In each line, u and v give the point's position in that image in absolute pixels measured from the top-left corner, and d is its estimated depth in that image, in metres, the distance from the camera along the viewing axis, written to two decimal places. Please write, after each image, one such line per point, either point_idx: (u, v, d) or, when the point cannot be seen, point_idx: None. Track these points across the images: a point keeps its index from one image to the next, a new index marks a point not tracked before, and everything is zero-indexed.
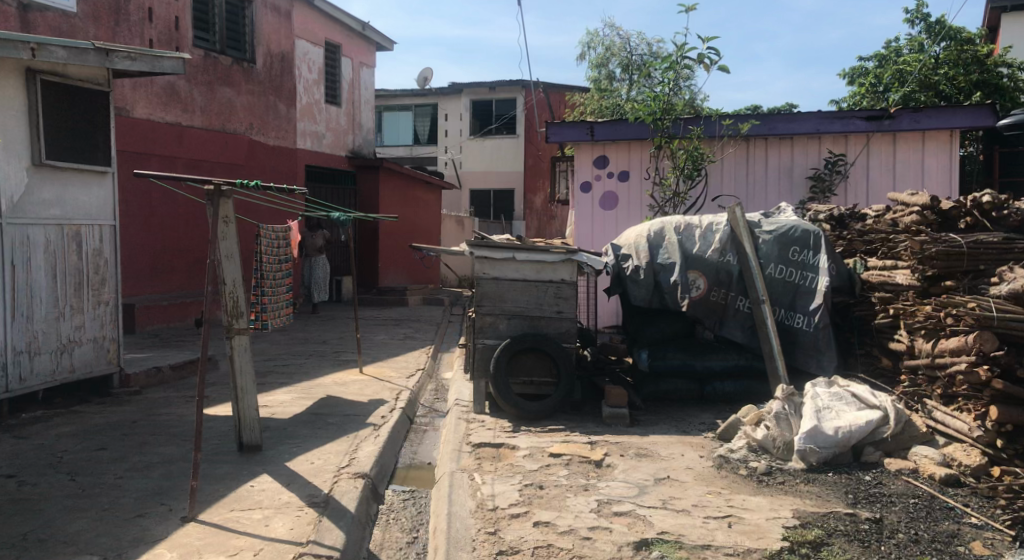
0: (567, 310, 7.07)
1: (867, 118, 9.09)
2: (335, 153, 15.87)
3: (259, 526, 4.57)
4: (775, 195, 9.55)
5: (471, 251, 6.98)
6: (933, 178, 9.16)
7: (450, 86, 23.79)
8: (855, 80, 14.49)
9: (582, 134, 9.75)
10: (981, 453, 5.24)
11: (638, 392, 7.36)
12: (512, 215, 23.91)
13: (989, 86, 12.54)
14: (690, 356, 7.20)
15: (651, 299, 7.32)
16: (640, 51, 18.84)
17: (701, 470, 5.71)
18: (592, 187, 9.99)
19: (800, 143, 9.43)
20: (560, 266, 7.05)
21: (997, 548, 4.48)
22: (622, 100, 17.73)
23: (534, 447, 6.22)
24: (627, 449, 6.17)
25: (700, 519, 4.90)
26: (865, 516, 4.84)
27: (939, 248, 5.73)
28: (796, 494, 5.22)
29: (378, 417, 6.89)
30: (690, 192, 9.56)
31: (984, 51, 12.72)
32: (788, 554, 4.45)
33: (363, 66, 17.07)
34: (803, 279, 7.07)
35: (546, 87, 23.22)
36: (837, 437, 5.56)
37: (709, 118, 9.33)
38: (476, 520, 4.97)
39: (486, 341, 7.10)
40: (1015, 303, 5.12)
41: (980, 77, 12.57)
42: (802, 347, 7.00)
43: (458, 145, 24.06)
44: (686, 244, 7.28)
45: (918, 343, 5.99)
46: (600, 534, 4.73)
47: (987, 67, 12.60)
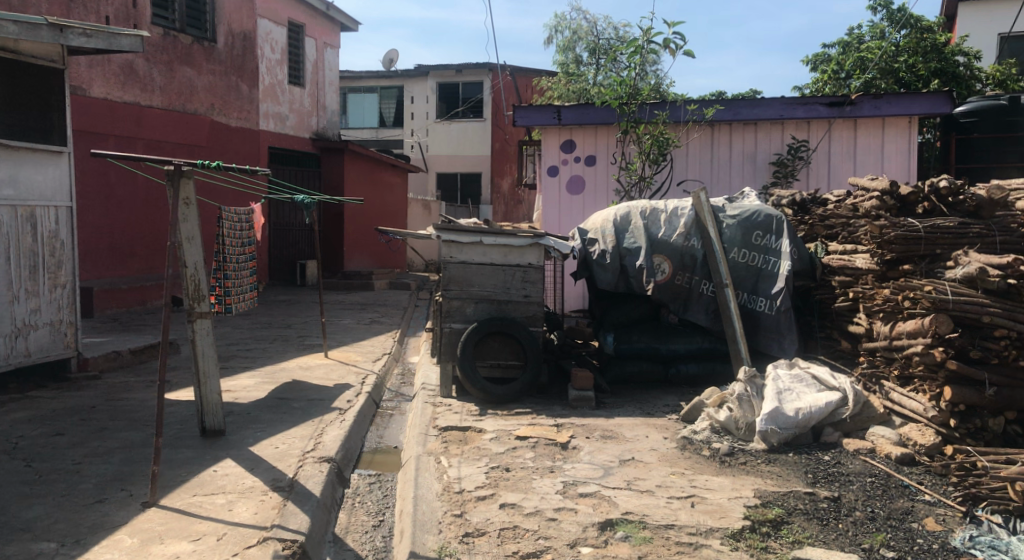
0: (535, 294, 7.06)
1: (828, 104, 9.21)
2: (299, 135, 15.62)
3: (222, 510, 4.53)
4: (739, 180, 9.63)
5: (438, 234, 6.94)
6: (893, 163, 9.32)
7: (416, 68, 23.51)
8: (817, 68, 14.67)
9: (549, 118, 9.60)
10: (936, 432, 5.40)
11: (604, 376, 7.38)
12: (479, 200, 23.89)
13: (946, 74, 12.79)
14: (655, 339, 7.30)
15: (618, 283, 7.35)
16: (607, 35, 18.80)
17: (665, 452, 5.81)
18: (560, 171, 9.82)
19: (764, 129, 9.51)
20: (527, 250, 7.04)
21: (949, 524, 4.64)
22: (588, 84, 17.65)
23: (501, 430, 6.24)
24: (593, 431, 6.24)
25: (664, 499, 4.98)
26: (823, 495, 4.96)
27: (898, 232, 5.83)
28: (758, 474, 5.34)
29: (344, 401, 6.85)
30: (656, 175, 9.56)
31: (942, 40, 12.93)
32: (749, 533, 4.54)
33: (326, 47, 16.81)
34: (765, 263, 7.18)
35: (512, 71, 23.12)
36: (797, 418, 5.71)
37: (675, 102, 9.35)
38: (442, 502, 4.99)
39: (453, 325, 7.05)
40: (969, 287, 5.26)
41: (938, 65, 12.78)
42: (764, 329, 7.11)
43: (424, 128, 23.83)
44: (652, 228, 7.32)
45: (876, 326, 6.12)
46: (566, 515, 4.78)
47: (945, 55, 12.85)
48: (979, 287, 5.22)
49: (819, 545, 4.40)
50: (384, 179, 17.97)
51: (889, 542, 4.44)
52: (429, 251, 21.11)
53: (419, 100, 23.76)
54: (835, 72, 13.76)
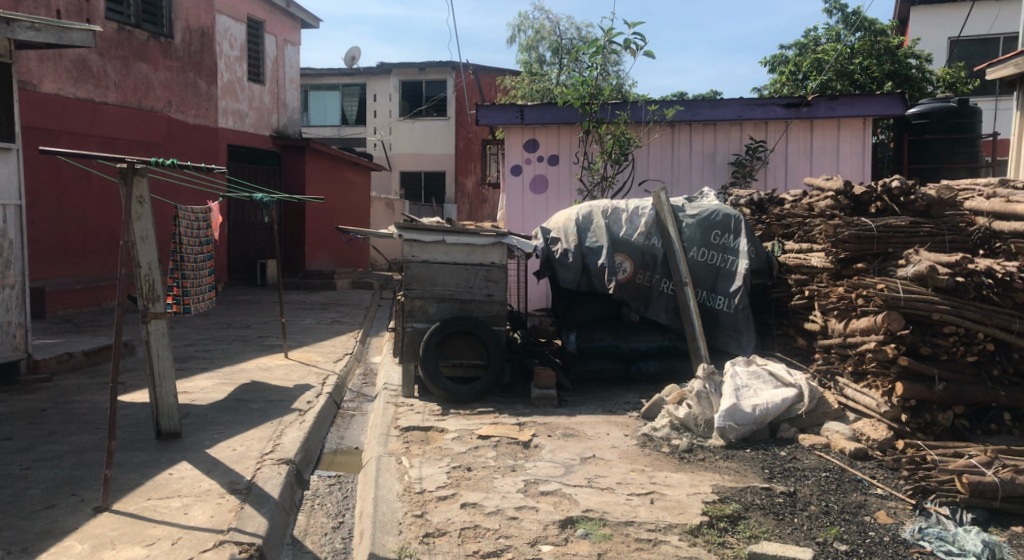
0: (497, 293, 7.06)
1: (785, 105, 9.35)
2: (259, 133, 15.42)
3: (178, 514, 4.47)
4: (699, 180, 9.74)
5: (400, 233, 6.91)
6: (848, 163, 9.49)
7: (379, 65, 23.42)
8: (775, 69, 14.87)
9: (512, 117, 9.59)
10: (888, 427, 5.50)
11: (566, 374, 7.42)
12: (443, 199, 23.82)
13: (899, 76, 13.06)
14: (617, 337, 7.35)
15: (580, 282, 7.40)
16: (569, 35, 18.89)
17: (626, 449, 5.85)
18: (523, 170, 9.82)
19: (722, 129, 9.63)
20: (490, 249, 7.03)
21: (900, 516, 4.75)
22: (552, 84, 17.23)
23: (463, 430, 6.23)
24: (555, 429, 6.27)
25: (624, 496, 5.03)
26: (779, 490, 5.05)
27: (851, 231, 5.93)
28: (716, 470, 5.41)
29: (304, 402, 6.79)
30: (618, 175, 9.63)
31: (895, 43, 13.20)
32: (707, 528, 4.60)
33: (287, 44, 16.63)
34: (723, 262, 7.28)
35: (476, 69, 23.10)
36: (754, 414, 5.80)
37: (636, 103, 9.42)
38: (403, 503, 4.97)
39: (415, 325, 7.03)
40: (919, 284, 5.37)
41: (892, 68, 13.05)
42: (723, 327, 7.20)
43: (387, 126, 23.65)
44: (613, 228, 7.36)
45: (831, 324, 6.25)
46: (527, 514, 4.80)
47: (898, 58, 13.11)
48: (929, 285, 5.32)
49: (774, 540, 4.47)
50: (347, 177, 17.84)
51: (841, 535, 4.53)
52: (393, 250, 21.01)
53: (382, 98, 23.67)
54: (792, 73, 13.89)
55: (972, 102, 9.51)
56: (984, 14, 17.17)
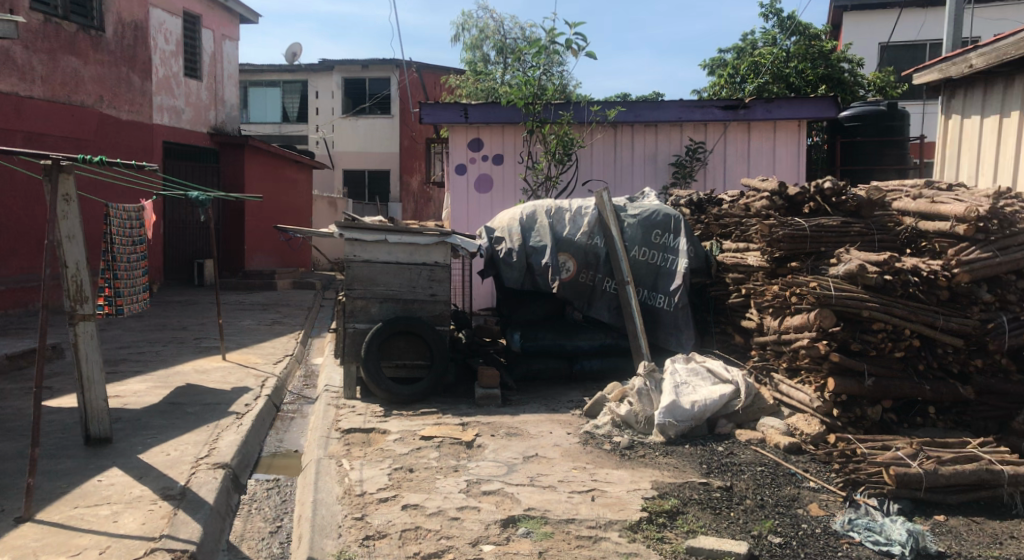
0: (441, 292, 7.02)
1: (723, 107, 9.54)
2: (196, 130, 15.07)
3: (107, 522, 4.32)
4: (641, 180, 9.87)
5: (341, 233, 6.81)
6: (783, 164, 9.74)
7: (320, 62, 23.13)
8: (714, 72, 15.16)
9: (456, 115, 9.56)
10: (820, 421, 5.67)
11: (510, 374, 7.43)
12: (387, 199, 23.56)
13: (832, 80, 13.44)
14: (561, 336, 7.39)
15: (524, 281, 7.40)
16: (514, 34, 18.95)
17: (568, 447, 5.89)
18: (467, 169, 9.82)
19: (663, 130, 9.77)
20: (433, 248, 6.99)
21: (831, 508, 4.88)
22: (496, 84, 17.32)
23: (405, 431, 6.19)
24: (498, 429, 6.27)
25: (565, 494, 5.06)
26: (717, 485, 5.14)
27: (785, 231, 6.08)
28: (655, 466, 5.49)
29: (242, 405, 6.65)
30: (561, 175, 9.66)
31: (829, 47, 13.54)
32: (646, 524, 4.66)
33: (225, 39, 16.28)
34: (664, 261, 7.39)
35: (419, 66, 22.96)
36: (693, 410, 5.91)
37: (578, 104, 9.49)
38: (343, 506, 4.91)
39: (357, 325, 6.95)
40: (850, 283, 5.53)
41: (825, 71, 13.41)
42: (663, 325, 7.31)
43: (328, 124, 23.38)
44: (556, 227, 7.39)
45: (767, 321, 6.40)
46: (468, 514, 4.79)
47: (832, 62, 13.47)
48: (859, 283, 5.49)
49: (711, 534, 4.54)
50: (287, 175, 17.54)
51: (776, 528, 4.63)
52: (334, 250, 20.71)
53: (324, 95, 23.39)
54: (730, 76, 14.14)
55: (903, 107, 9.74)
56: (911, 20, 17.77)
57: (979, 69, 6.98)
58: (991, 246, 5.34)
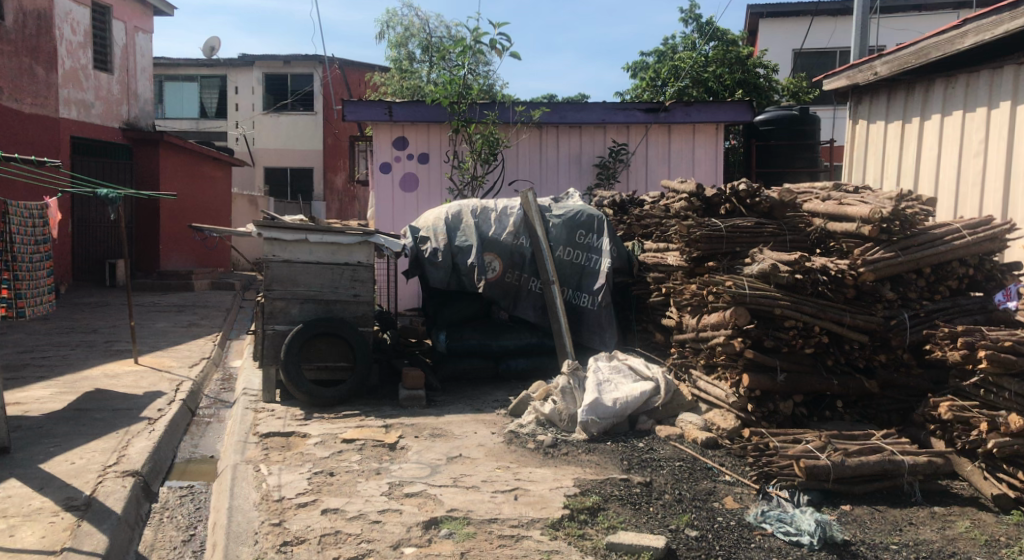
0: (364, 293, 6.93)
1: (645, 110, 9.72)
2: (107, 125, 14.46)
3: (2, 536, 4.10)
4: (566, 181, 9.98)
5: (260, 232, 6.64)
6: (702, 166, 10.02)
7: (239, 57, 22.52)
8: (637, 75, 15.43)
9: (379, 113, 9.45)
10: (735, 416, 5.82)
11: (435, 374, 7.39)
12: (311, 196, 23.30)
13: (748, 85, 13.84)
14: (486, 336, 7.38)
15: (449, 281, 7.31)
16: (439, 33, 18.87)
17: (492, 447, 5.89)
18: (392, 168, 9.72)
19: (587, 132, 9.89)
20: (356, 248, 6.88)
21: (745, 501, 5.02)
22: (422, 82, 17.27)
23: (326, 434, 6.08)
24: (422, 430, 6.22)
25: (488, 494, 5.06)
26: (637, 480, 5.23)
27: (703, 231, 6.24)
28: (577, 464, 5.54)
29: (154, 410, 6.42)
30: (487, 175, 9.67)
31: (745, 52, 13.94)
32: (568, 521, 4.70)
33: (138, 31, 15.69)
34: (588, 261, 7.48)
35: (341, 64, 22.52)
36: (616, 407, 6.00)
37: (503, 104, 9.50)
38: (260, 512, 4.79)
39: (277, 327, 6.80)
40: (763, 282, 5.71)
41: (742, 76, 13.79)
42: (587, 324, 7.40)
43: (249, 120, 22.84)
44: (482, 227, 7.38)
45: (686, 319, 6.57)
46: (390, 517, 4.73)
47: (748, 67, 13.85)
48: (772, 282, 5.66)
49: (631, 529, 4.61)
50: (205, 172, 17.05)
51: (693, 522, 4.74)
52: (253, 250, 20.19)
53: (244, 91, 22.77)
54: (651, 80, 14.42)
55: (812, 112, 10.16)
56: (822, 30, 18.49)
57: (883, 76, 7.32)
58: (893, 246, 5.56)
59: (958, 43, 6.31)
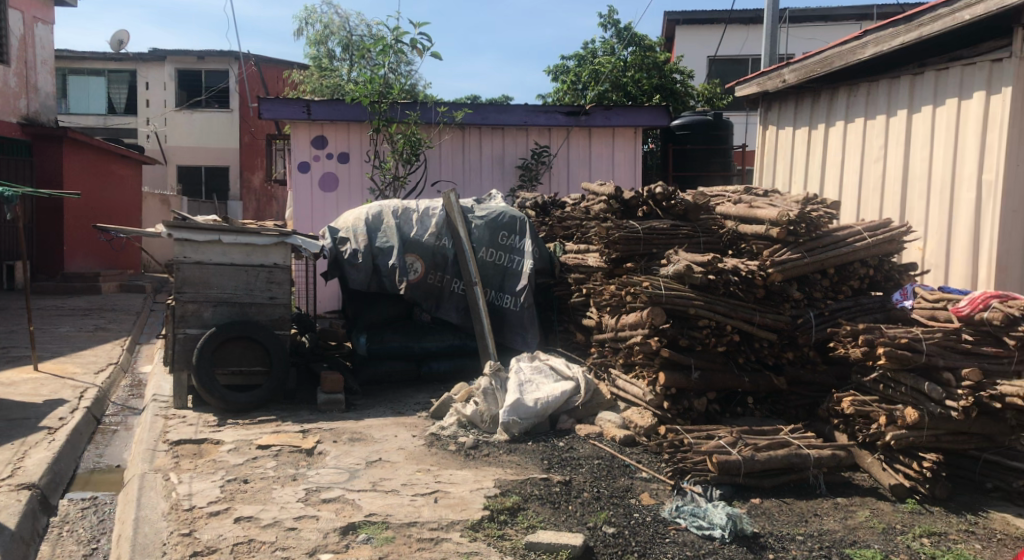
0: (280, 295, 6.78)
1: (566, 113, 9.83)
2: (3, 119, 13.71)
3: None
4: (489, 182, 10.00)
5: (169, 232, 6.41)
6: (622, 169, 10.16)
7: (151, 52, 21.83)
8: (558, 78, 15.60)
9: (298, 112, 9.23)
10: (653, 414, 5.96)
11: (356, 377, 7.28)
12: (227, 196, 22.66)
13: (665, 90, 14.18)
14: (408, 338, 7.30)
15: (369, 283, 7.19)
16: (360, 31, 18.66)
17: (412, 450, 5.84)
18: (311, 167, 9.54)
19: (510, 133, 9.94)
20: (272, 249, 6.73)
21: (661, 497, 5.13)
22: (342, 81, 17.05)
23: (241, 440, 5.92)
24: (341, 434, 6.12)
25: (408, 497, 5.01)
26: (556, 479, 5.28)
27: (622, 233, 6.37)
28: (498, 464, 5.55)
29: (55, 419, 6.12)
30: (409, 175, 9.59)
31: (662, 58, 14.28)
32: (488, 522, 4.70)
33: (38, 21, 14.93)
34: (510, 262, 7.51)
35: (257, 60, 22.03)
36: (536, 408, 6.05)
37: (425, 104, 9.46)
38: (168, 522, 4.62)
39: (189, 330, 6.58)
40: (678, 283, 5.85)
41: (659, 82, 14.11)
42: (509, 325, 7.43)
43: (161, 117, 22.15)
44: (403, 227, 7.32)
45: (605, 319, 6.69)
46: (306, 523, 4.64)
47: (665, 73, 14.19)
48: (687, 283, 5.80)
49: (550, 528, 4.65)
50: (113, 170, 16.38)
51: (610, 519, 4.81)
52: (163, 252, 19.49)
53: (156, 87, 22.13)
54: (573, 83, 14.61)
55: (726, 117, 10.53)
56: (735, 37, 19.10)
57: (792, 84, 7.61)
58: (799, 248, 5.78)
59: (859, 53, 6.61)
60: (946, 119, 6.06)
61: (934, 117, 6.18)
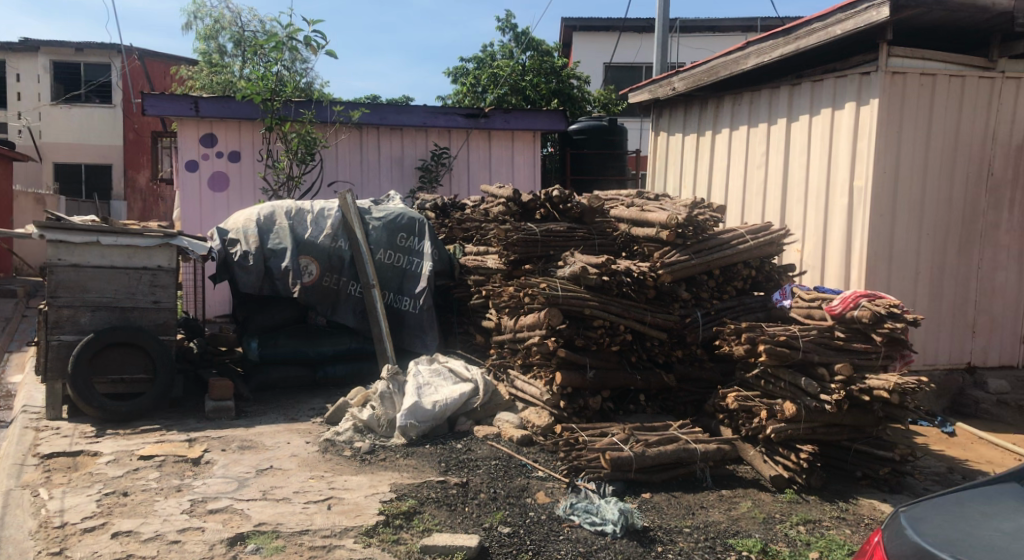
0: (165, 299, 6.48)
1: (465, 115, 9.88)
2: None
3: None
4: (388, 183, 9.90)
5: (41, 233, 6.04)
6: (521, 172, 10.33)
7: (22, 41, 20.58)
8: (458, 80, 15.61)
9: (185, 109, 8.88)
10: (550, 413, 6.04)
11: (247, 383, 7.05)
12: (110, 195, 21.53)
13: (563, 95, 14.38)
14: (302, 342, 7.14)
15: (262, 286, 7.03)
16: (253, 27, 18.13)
17: (306, 456, 5.70)
18: (199, 166, 9.19)
19: (409, 134, 9.88)
20: (155, 251, 6.45)
21: (556, 495, 5.20)
22: (234, 77, 16.51)
23: (121, 451, 5.63)
24: (230, 443, 5.92)
25: (300, 505, 4.89)
26: (453, 482, 5.27)
27: (519, 235, 6.42)
28: (395, 469, 5.49)
29: None
30: (305, 175, 9.37)
31: (560, 64, 14.45)
32: (383, 528, 4.63)
33: None
34: (408, 264, 7.46)
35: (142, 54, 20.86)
36: (434, 410, 6.02)
37: (320, 102, 9.27)
38: (36, 541, 4.34)
39: (63, 337, 6.21)
40: (575, 284, 5.94)
41: (557, 86, 14.30)
42: (408, 327, 7.35)
43: (35, 111, 20.82)
44: (297, 229, 7.16)
45: (504, 321, 6.75)
46: (190, 536, 4.45)
47: (563, 78, 14.37)
48: (582, 284, 5.90)
49: (445, 531, 4.64)
50: None
51: (506, 519, 4.84)
52: (37, 255, 18.32)
53: (28, 79, 20.83)
54: (472, 85, 14.70)
55: (621, 123, 10.81)
56: (629, 45, 19.66)
57: (681, 92, 7.89)
58: (687, 250, 5.99)
59: (742, 63, 6.91)
60: (820, 128, 6.41)
61: (810, 126, 6.52)
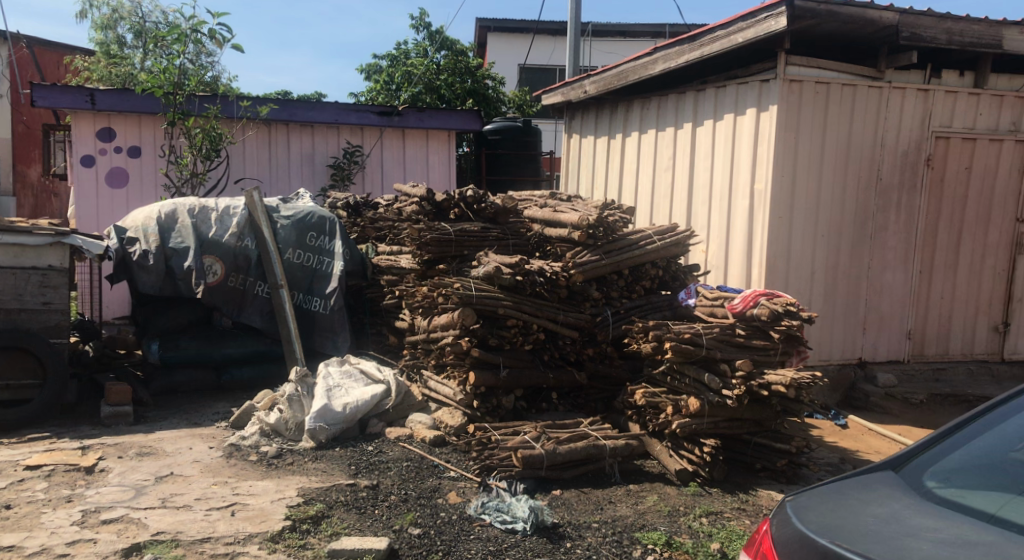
0: (56, 300, 6.14)
1: (379, 112, 9.74)
2: None
3: None
4: (298, 181, 9.71)
5: None
6: (436, 170, 10.30)
7: None
8: (371, 77, 15.44)
9: (80, 101, 8.43)
10: (462, 413, 6.04)
11: (147, 387, 6.79)
12: None
13: (478, 95, 14.40)
14: (206, 344, 6.91)
15: (163, 286, 6.77)
16: (155, 17, 17.43)
17: (209, 462, 5.52)
18: (96, 162, 8.77)
19: (320, 131, 9.71)
20: (46, 251, 6.11)
21: (467, 495, 5.19)
22: (135, 70, 15.84)
23: (5, 462, 5.31)
24: (127, 449, 5.67)
25: (202, 512, 4.72)
26: (363, 484, 5.20)
27: (433, 235, 6.39)
28: (303, 473, 5.37)
29: None
30: (210, 172, 9.09)
31: (474, 64, 14.48)
32: (289, 533, 4.52)
33: None
34: (319, 263, 7.32)
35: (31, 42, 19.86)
36: (344, 412, 5.91)
37: (226, 97, 9.00)
38: None
39: None
40: (488, 283, 5.96)
41: (472, 86, 14.32)
42: (318, 329, 7.21)
43: None
44: (201, 228, 6.92)
45: (417, 321, 6.70)
46: (81, 548, 4.24)
47: (478, 78, 14.39)
48: (495, 284, 5.92)
49: (354, 534, 4.57)
50: None
51: (416, 520, 4.80)
52: None
53: None
54: (385, 83, 14.64)
55: (535, 124, 10.94)
56: (543, 47, 19.85)
57: (592, 94, 8.02)
58: (597, 250, 6.09)
59: (650, 68, 7.09)
60: (724, 133, 6.64)
61: (714, 131, 6.74)
